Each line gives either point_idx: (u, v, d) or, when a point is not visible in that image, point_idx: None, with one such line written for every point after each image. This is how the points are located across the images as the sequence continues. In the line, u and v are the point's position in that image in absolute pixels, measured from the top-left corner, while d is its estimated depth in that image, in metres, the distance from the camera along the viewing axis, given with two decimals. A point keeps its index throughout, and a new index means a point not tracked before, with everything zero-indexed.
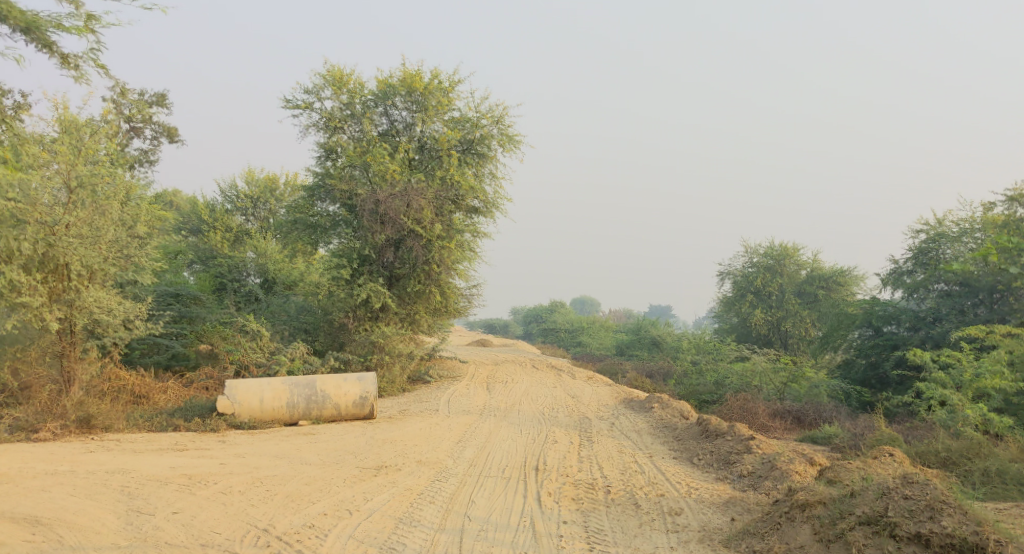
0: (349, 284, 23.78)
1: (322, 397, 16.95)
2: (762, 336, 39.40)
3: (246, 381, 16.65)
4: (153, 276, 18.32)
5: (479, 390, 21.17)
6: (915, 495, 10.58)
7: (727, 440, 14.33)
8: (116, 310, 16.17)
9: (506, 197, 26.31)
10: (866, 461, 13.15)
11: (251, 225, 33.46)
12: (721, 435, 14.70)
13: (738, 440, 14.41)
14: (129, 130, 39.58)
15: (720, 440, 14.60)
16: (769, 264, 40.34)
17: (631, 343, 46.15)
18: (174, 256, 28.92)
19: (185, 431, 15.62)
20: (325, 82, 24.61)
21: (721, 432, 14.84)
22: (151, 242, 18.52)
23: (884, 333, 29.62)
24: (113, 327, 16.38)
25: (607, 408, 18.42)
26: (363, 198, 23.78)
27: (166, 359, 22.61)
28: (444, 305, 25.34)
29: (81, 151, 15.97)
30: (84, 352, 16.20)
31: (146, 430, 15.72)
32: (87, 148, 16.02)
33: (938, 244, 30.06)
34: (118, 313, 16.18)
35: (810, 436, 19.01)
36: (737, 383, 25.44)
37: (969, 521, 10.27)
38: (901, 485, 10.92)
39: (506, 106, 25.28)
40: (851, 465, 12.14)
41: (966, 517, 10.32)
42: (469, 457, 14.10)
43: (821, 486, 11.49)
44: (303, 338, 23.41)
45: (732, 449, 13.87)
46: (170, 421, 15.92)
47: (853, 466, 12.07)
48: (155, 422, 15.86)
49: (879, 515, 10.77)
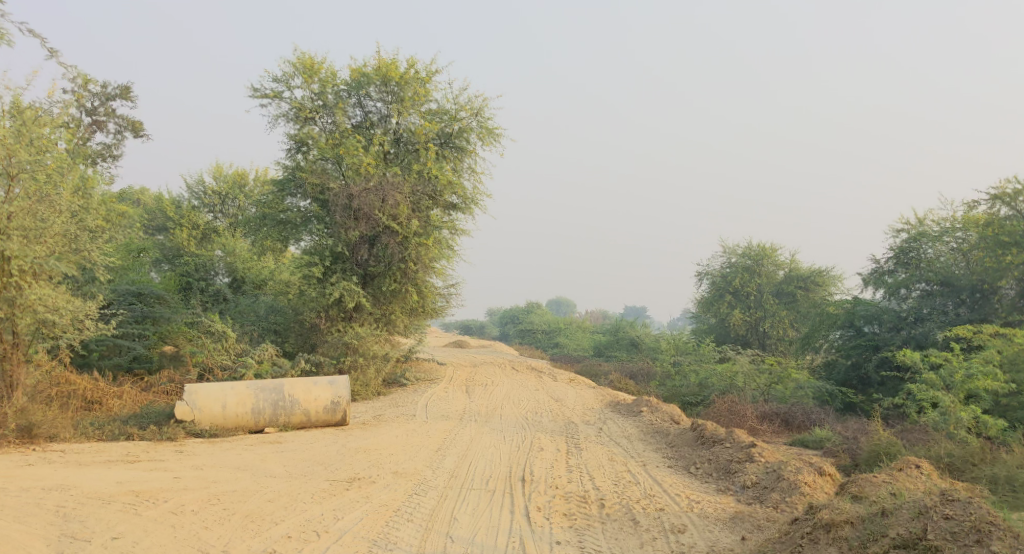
0: (321, 283, 22.76)
1: (290, 402, 15.94)
2: (740, 336, 38.75)
3: (207, 385, 15.59)
4: (106, 273, 17.19)
5: (459, 394, 20.20)
6: (959, 515, 9.82)
7: (727, 448, 13.50)
8: (64, 309, 15.01)
9: (485, 193, 25.35)
10: (890, 474, 12.42)
11: (220, 222, 32.29)
12: (718, 441, 13.85)
13: (739, 447, 13.59)
14: (92, 124, 38.30)
15: (719, 448, 13.76)
16: (747, 265, 39.71)
17: (609, 343, 45.33)
18: (137, 254, 27.71)
19: (139, 441, 14.54)
20: (295, 71, 23.57)
21: (719, 438, 13.98)
22: (105, 236, 17.39)
23: (865, 333, 28.83)
24: (62, 328, 15.22)
25: (593, 412, 17.53)
26: (336, 192, 22.82)
27: (127, 362, 21.60)
28: (421, 305, 24.27)
29: (23, 135, 14.82)
30: (30, 354, 15.08)
31: (96, 439, 14.63)
32: (37, 140, 15.10)
33: (919, 243, 29.36)
34: (66, 312, 15.01)
35: (801, 440, 18.23)
36: (722, 385, 24.65)
37: (1021, 545, 9.50)
38: (940, 503, 10.17)
39: (486, 98, 24.35)
40: (877, 480, 11.55)
41: (1017, 541, 9.56)
42: (450, 467, 13.15)
43: (846, 504, 10.70)
44: (272, 338, 22.40)
45: (733, 458, 13.02)
46: (122, 429, 14.83)
47: (880, 481, 11.47)
48: (106, 430, 14.77)
49: (917, 537, 9.99)
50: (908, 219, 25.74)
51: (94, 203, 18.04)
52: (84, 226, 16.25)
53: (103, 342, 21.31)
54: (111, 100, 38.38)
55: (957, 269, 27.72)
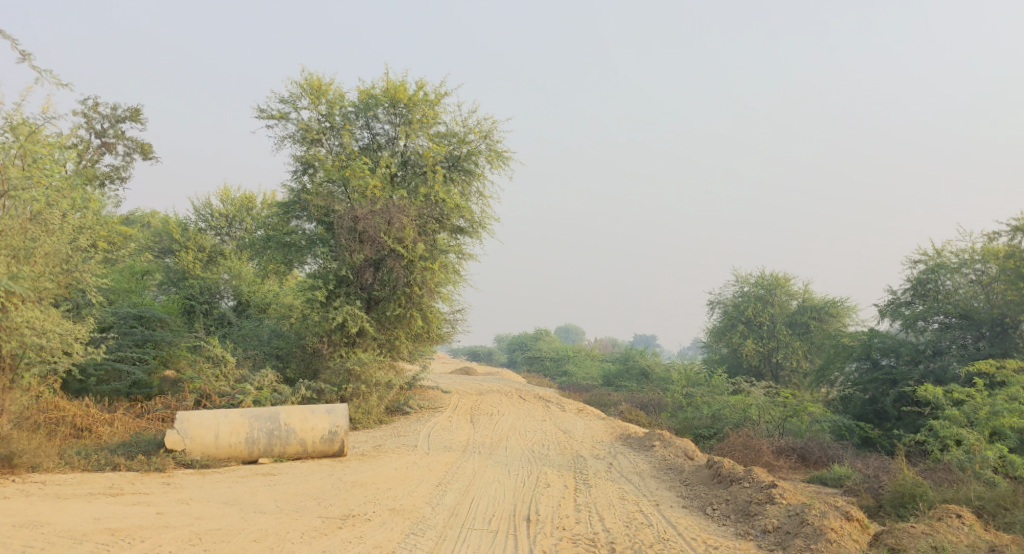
0: (325, 307, 22.25)
1: (286, 431, 15.34)
2: (753, 367, 37.93)
3: (200, 413, 15.03)
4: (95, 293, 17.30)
5: (464, 424, 19.55)
6: None
7: (744, 487, 12.81)
8: (49, 332, 14.91)
9: (493, 217, 24.86)
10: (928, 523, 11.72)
11: (226, 245, 31.88)
12: (736, 480, 13.16)
13: (758, 486, 12.89)
14: (102, 145, 38.16)
15: (737, 487, 13.06)
16: (760, 294, 39.03)
17: (618, 373, 44.54)
18: (141, 276, 27.27)
19: (126, 472, 13.93)
20: (302, 92, 23.19)
21: (738, 477, 13.27)
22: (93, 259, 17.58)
23: (881, 366, 27.93)
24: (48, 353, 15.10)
25: (603, 445, 16.85)
26: (341, 214, 22.37)
27: (126, 387, 21.13)
28: (426, 330, 23.65)
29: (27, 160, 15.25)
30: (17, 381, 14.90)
31: (81, 470, 13.98)
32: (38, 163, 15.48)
33: (936, 274, 28.56)
34: (51, 336, 14.91)
35: (818, 477, 17.56)
36: (736, 418, 23.90)
37: None
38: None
39: (496, 122, 23.93)
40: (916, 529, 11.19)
41: None
42: (451, 504, 12.49)
43: None
44: (273, 363, 21.85)
45: (753, 499, 12.34)
46: (109, 459, 14.22)
47: (919, 532, 11.07)
48: (92, 460, 14.14)
49: None
50: (923, 250, 25.06)
51: (88, 222, 18.26)
52: (76, 246, 16.30)
53: (101, 366, 20.82)
54: (121, 123, 38.28)
55: (977, 302, 26.97)
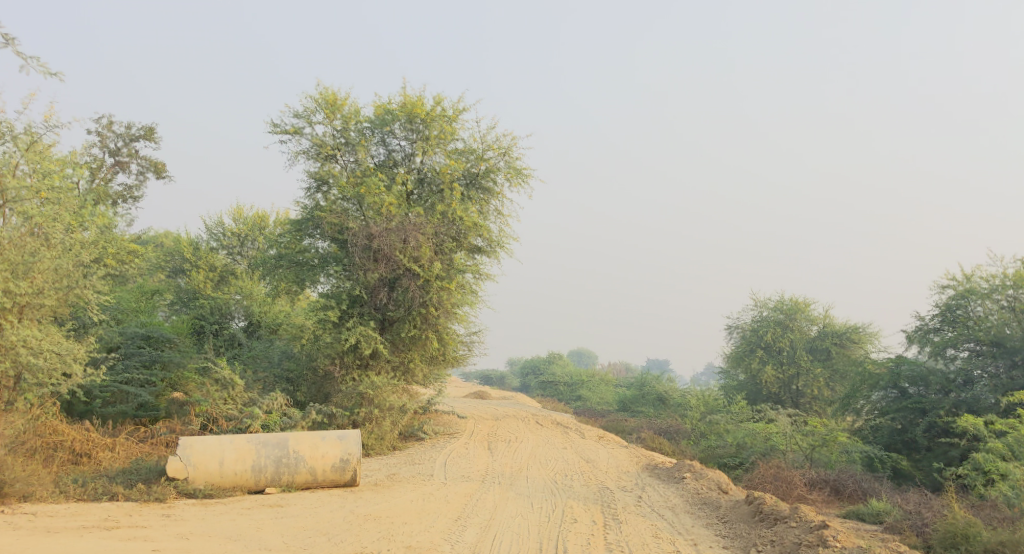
0: (337, 328, 21.54)
1: (295, 459, 14.55)
2: (773, 394, 36.85)
3: (204, 439, 14.29)
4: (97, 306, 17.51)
5: (481, 452, 18.68)
6: None
7: (790, 528, 11.97)
8: (46, 352, 14.92)
9: (512, 236, 24.12)
10: None
11: (237, 264, 31.25)
12: (780, 519, 12.33)
13: (806, 526, 12.09)
14: (115, 164, 37.79)
15: (783, 526, 12.24)
16: (779, 319, 38.06)
17: (634, 398, 43.50)
18: (151, 296, 26.67)
19: (124, 502, 13.18)
20: (317, 106, 22.60)
21: (782, 515, 12.46)
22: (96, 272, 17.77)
23: (910, 395, 26.86)
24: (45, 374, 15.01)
25: (630, 476, 16.00)
26: (355, 231, 21.72)
27: (132, 410, 20.53)
28: (442, 352, 22.84)
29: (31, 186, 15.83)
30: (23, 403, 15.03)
31: (77, 500, 13.20)
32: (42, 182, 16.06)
33: (966, 300, 27.53)
34: (49, 356, 14.91)
35: (854, 511, 16.77)
36: (762, 447, 22.90)
37: None
38: None
39: (515, 138, 23.23)
40: None
41: None
42: (472, 542, 11.71)
43: None
44: (283, 386, 21.09)
45: (802, 541, 11.51)
46: (107, 488, 13.46)
47: None
48: (88, 489, 13.37)
49: None
50: (952, 274, 24.18)
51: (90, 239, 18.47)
52: (79, 262, 16.66)
53: (107, 389, 20.37)
54: (135, 141, 37.91)
55: (1010, 329, 25.96)
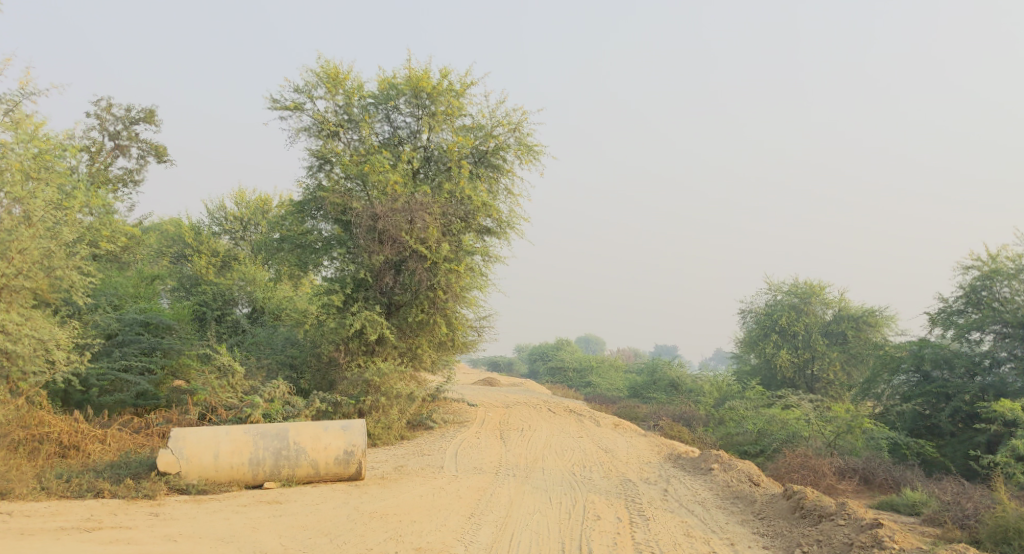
0: (342, 313, 20.70)
1: (296, 452, 13.70)
2: (787, 379, 35.85)
3: (197, 430, 13.48)
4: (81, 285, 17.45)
5: (493, 441, 17.79)
6: None
7: (840, 528, 11.20)
8: (22, 337, 15.34)
9: (523, 217, 23.17)
10: None
11: (240, 248, 30.39)
12: (826, 516, 11.55)
13: (856, 524, 11.32)
14: (115, 148, 36.98)
15: (829, 525, 11.46)
16: (794, 303, 36.98)
17: (645, 384, 42.52)
18: (151, 281, 25.85)
19: (111, 499, 12.38)
20: (319, 81, 21.68)
21: (827, 512, 11.66)
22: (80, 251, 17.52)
23: (933, 379, 25.78)
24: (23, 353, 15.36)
25: (653, 467, 15.11)
26: (359, 211, 20.80)
27: (131, 399, 19.86)
28: (450, 338, 21.95)
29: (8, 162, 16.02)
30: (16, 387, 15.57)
31: (60, 497, 12.38)
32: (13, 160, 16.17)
33: (991, 281, 26.44)
34: (23, 340, 15.33)
35: (888, 502, 15.94)
36: (784, 434, 21.89)
37: None
38: None
39: (526, 113, 22.27)
40: None
41: None
42: (490, 543, 10.93)
43: None
44: (287, 374, 20.25)
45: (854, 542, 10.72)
46: (93, 484, 12.65)
47: None
48: (73, 485, 12.56)
49: None
50: (980, 254, 23.07)
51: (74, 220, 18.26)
52: (62, 241, 16.71)
53: (104, 376, 19.70)
54: (135, 124, 37.06)
55: None
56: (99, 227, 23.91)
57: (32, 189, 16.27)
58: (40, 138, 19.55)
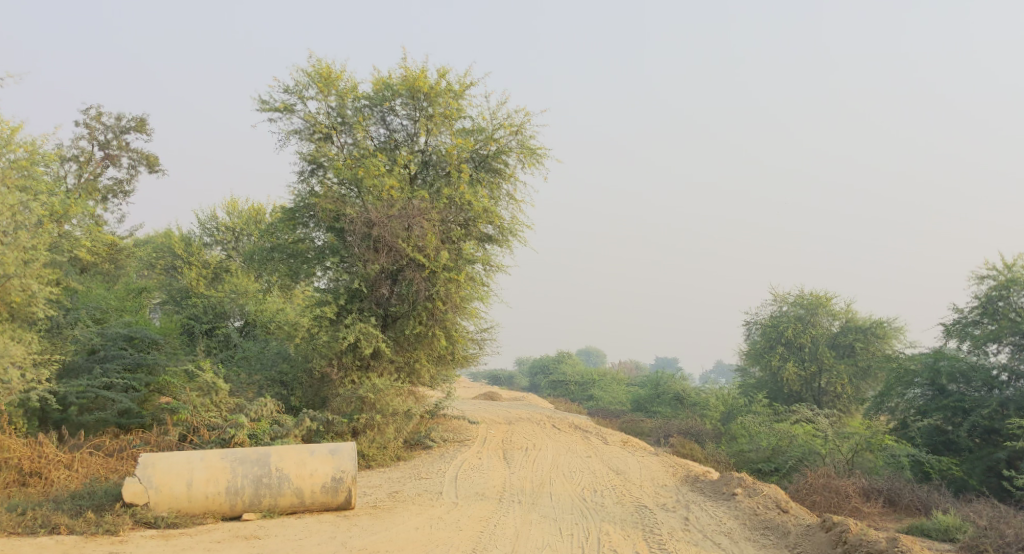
0: (335, 326, 19.64)
1: (278, 479, 12.66)
2: (794, 393, 34.61)
3: (169, 456, 12.49)
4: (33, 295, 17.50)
5: (496, 462, 16.71)
6: None
7: None
8: None
9: (524, 223, 22.07)
10: None
11: (232, 259, 29.28)
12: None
13: None
14: (105, 158, 35.97)
15: None
16: (800, 315, 35.81)
17: (649, 398, 41.35)
18: (138, 293, 24.80)
19: (68, 536, 11.56)
20: (310, 81, 20.68)
21: (873, 548, 10.98)
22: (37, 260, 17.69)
23: (949, 393, 24.58)
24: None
25: (669, 490, 14.10)
26: (353, 218, 19.72)
27: (113, 418, 18.76)
28: (450, 351, 20.85)
29: None
30: None
31: (10, 533, 11.59)
32: None
33: (1008, 291, 25.16)
34: None
35: (917, 526, 14.84)
36: (799, 451, 20.77)
37: None
38: None
39: (528, 115, 21.22)
40: None
41: None
42: None
43: None
44: (277, 391, 19.08)
45: None
46: (47, 518, 11.85)
47: None
48: (26, 519, 11.78)
49: None
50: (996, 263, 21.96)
51: (34, 230, 17.66)
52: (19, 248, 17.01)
53: (84, 394, 18.60)
54: (125, 133, 36.07)
55: None
56: (81, 237, 22.95)
57: (8, 197, 16.60)
58: (14, 144, 18.79)
